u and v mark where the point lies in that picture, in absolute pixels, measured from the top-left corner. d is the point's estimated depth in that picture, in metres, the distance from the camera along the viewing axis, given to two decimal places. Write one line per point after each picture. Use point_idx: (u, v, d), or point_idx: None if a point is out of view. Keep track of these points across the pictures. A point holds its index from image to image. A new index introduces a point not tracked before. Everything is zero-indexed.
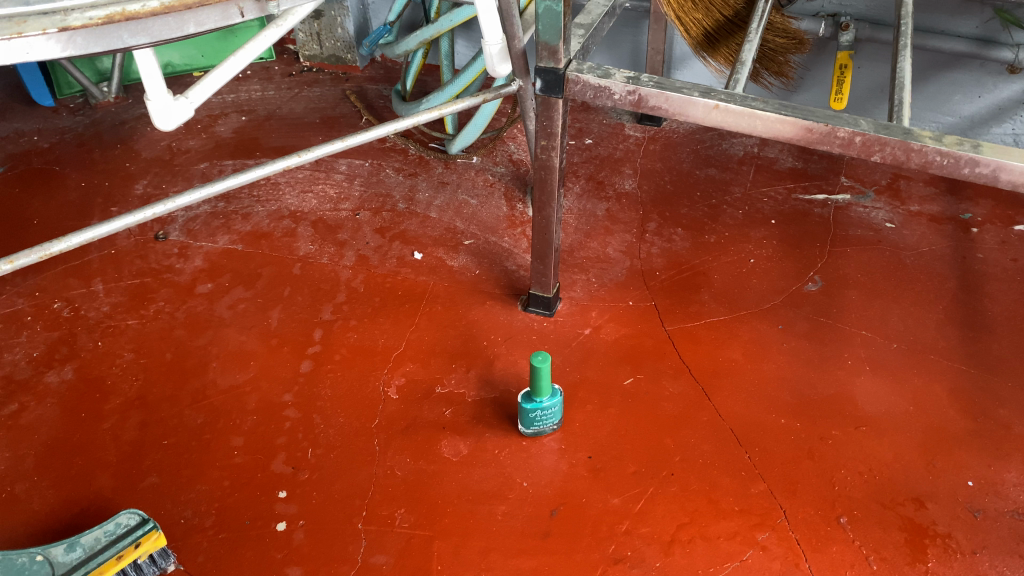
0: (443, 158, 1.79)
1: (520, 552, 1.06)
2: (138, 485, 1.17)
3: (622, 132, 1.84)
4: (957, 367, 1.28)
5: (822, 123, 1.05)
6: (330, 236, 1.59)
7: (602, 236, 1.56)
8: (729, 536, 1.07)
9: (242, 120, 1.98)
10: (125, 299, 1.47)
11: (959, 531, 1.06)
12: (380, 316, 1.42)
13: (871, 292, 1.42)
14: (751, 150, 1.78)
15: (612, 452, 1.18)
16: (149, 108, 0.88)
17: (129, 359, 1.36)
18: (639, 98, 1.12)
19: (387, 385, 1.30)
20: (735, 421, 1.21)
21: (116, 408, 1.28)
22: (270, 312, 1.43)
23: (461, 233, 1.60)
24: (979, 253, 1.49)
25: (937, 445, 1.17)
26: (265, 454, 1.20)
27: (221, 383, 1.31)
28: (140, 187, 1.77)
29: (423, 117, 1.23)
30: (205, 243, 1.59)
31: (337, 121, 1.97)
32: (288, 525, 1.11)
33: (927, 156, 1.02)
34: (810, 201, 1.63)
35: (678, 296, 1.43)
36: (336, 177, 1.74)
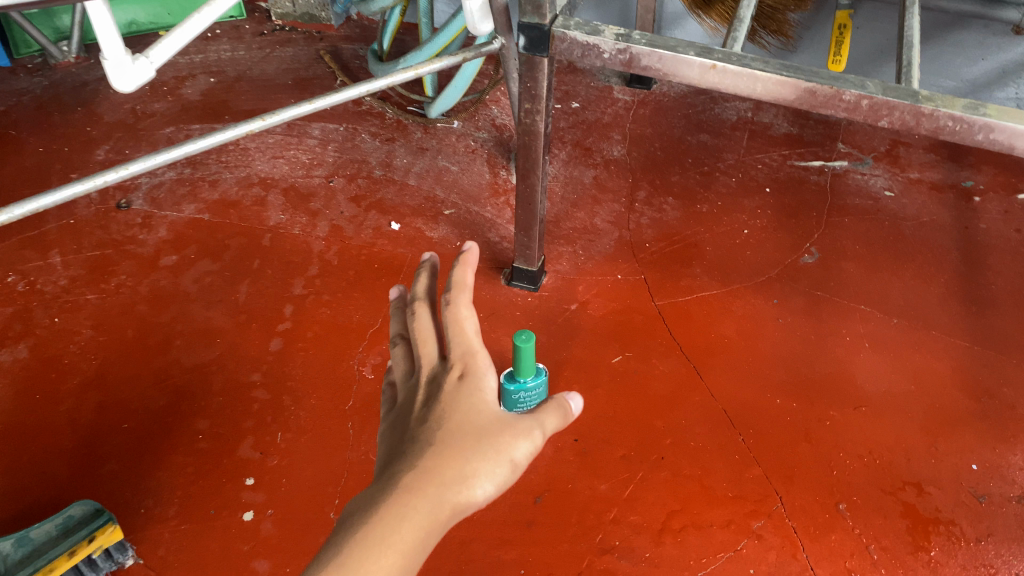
0: (421, 122, 1.70)
1: (502, 543, 1.00)
2: (96, 472, 1.09)
3: (610, 96, 1.76)
4: (960, 345, 1.22)
5: (826, 85, 0.98)
6: (302, 204, 1.51)
7: (590, 205, 1.48)
8: (722, 525, 1.01)
9: (211, 82, 1.88)
10: (85, 272, 1.38)
11: (963, 518, 1.02)
12: (354, 290, 1.34)
13: (870, 265, 1.36)
14: (745, 115, 1.70)
15: (599, 435, 1.11)
16: (105, 66, 0.81)
17: (88, 336, 1.28)
18: (630, 57, 1.04)
19: (362, 364, 1.23)
20: (729, 401, 1.15)
21: (73, 389, 1.20)
22: (239, 286, 1.35)
23: (441, 202, 1.52)
24: (982, 223, 1.43)
25: (940, 426, 1.11)
26: (231, 437, 1.13)
27: (186, 362, 1.24)
28: (101, 153, 1.68)
29: (398, 77, 1.14)
30: (170, 212, 1.50)
31: (311, 83, 1.87)
32: (255, 515, 1.05)
33: (938, 121, 0.95)
34: (806, 168, 1.56)
35: (668, 270, 1.36)
36: (308, 142, 1.65)
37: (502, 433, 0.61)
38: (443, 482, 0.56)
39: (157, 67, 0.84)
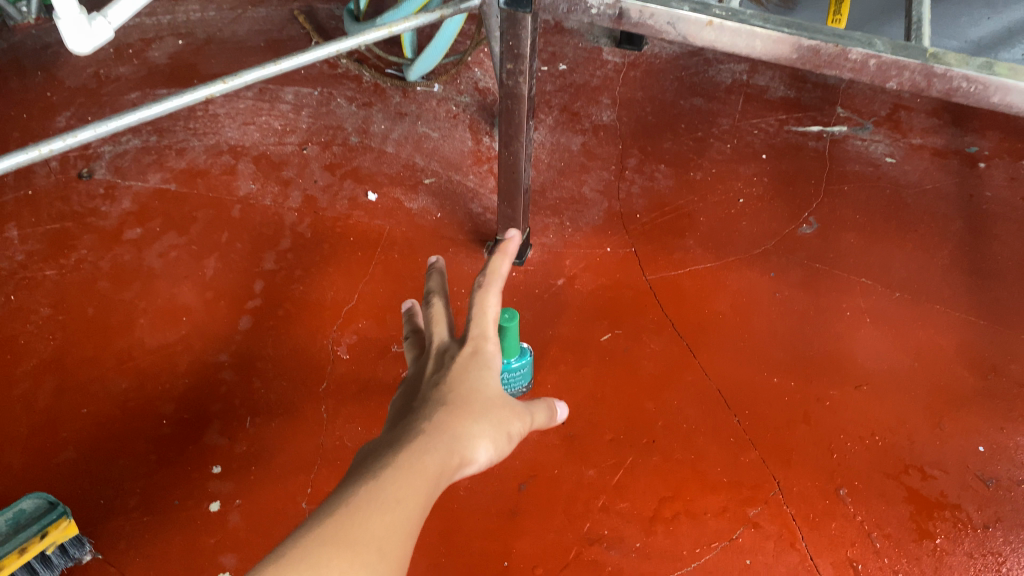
0: (400, 86, 1.61)
1: (484, 534, 0.95)
2: (52, 461, 1.03)
3: (599, 57, 1.67)
4: (965, 319, 1.17)
5: (831, 43, 0.90)
6: (274, 173, 1.43)
7: (577, 173, 1.41)
8: (717, 513, 0.96)
9: (179, 44, 1.79)
10: (43, 246, 1.30)
11: (970, 503, 0.96)
12: (329, 265, 1.27)
13: (871, 235, 1.29)
14: (740, 78, 1.62)
15: (587, 418, 1.05)
16: (58, 26, 0.74)
17: (46, 315, 1.20)
18: (619, 13, 0.96)
19: (336, 344, 1.16)
20: (724, 381, 1.09)
21: (29, 372, 1.13)
22: (206, 261, 1.28)
23: (421, 170, 1.44)
24: (987, 190, 1.37)
25: (945, 406, 1.06)
26: (198, 423, 1.07)
27: (150, 343, 1.17)
28: (62, 120, 1.59)
29: (371, 35, 1.05)
30: (134, 182, 1.42)
31: (284, 45, 1.78)
32: (222, 506, 0.99)
33: (951, 82, 0.88)
34: (804, 133, 1.49)
35: (660, 242, 1.29)
36: (281, 107, 1.56)
37: (505, 407, 0.64)
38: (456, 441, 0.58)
39: (117, 27, 0.77)
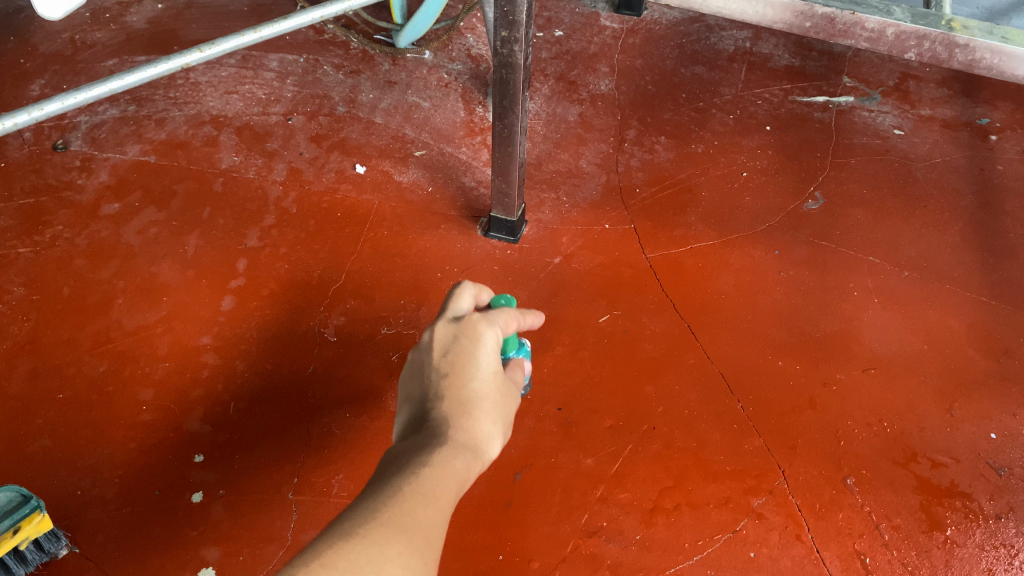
0: (389, 53, 1.55)
1: (477, 525, 0.91)
2: (27, 450, 0.98)
3: (597, 23, 1.61)
4: (976, 299, 1.13)
5: (846, 11, 0.85)
6: (258, 145, 1.37)
7: (574, 145, 1.35)
8: (719, 503, 0.92)
9: (158, 8, 1.71)
10: (16, 222, 1.24)
11: (981, 492, 0.93)
12: (315, 242, 1.22)
13: (879, 211, 1.25)
14: (743, 46, 1.56)
15: (584, 404, 1.01)
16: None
17: (20, 295, 1.15)
18: None
19: (324, 326, 1.11)
20: (727, 364, 1.05)
21: (2, 355, 1.08)
22: (187, 238, 1.23)
23: (411, 142, 1.38)
24: (999, 164, 1.32)
25: (956, 390, 1.02)
26: (179, 409, 1.02)
27: (129, 324, 1.12)
28: (37, 88, 1.52)
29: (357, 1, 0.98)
30: (112, 154, 1.36)
31: (268, 10, 1.71)
32: (205, 496, 0.95)
33: (974, 53, 0.82)
34: (809, 104, 1.44)
35: (660, 217, 1.24)
36: (265, 75, 1.50)
37: (511, 402, 0.66)
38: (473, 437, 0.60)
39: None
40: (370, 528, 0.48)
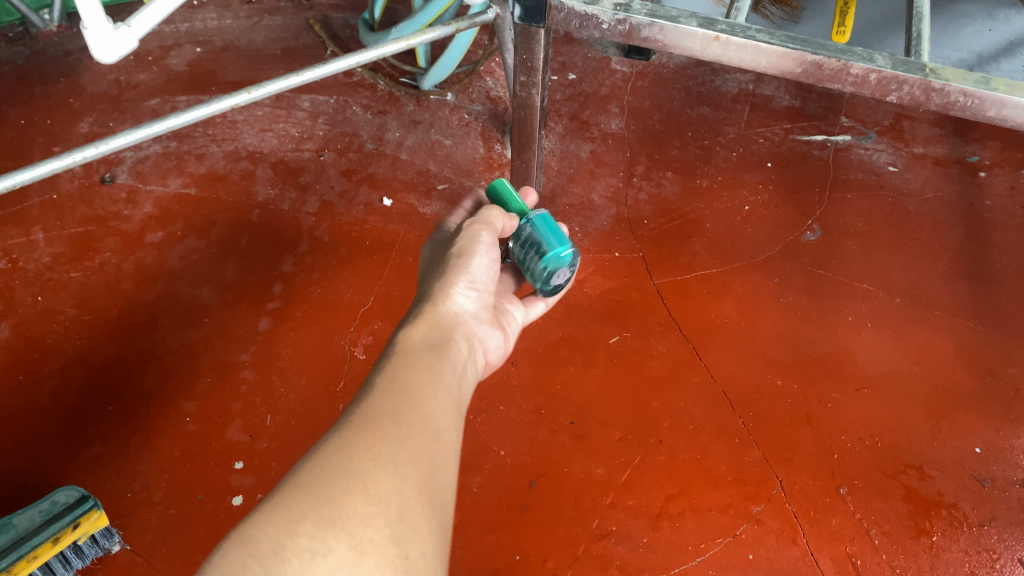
0: (414, 94, 1.65)
1: (496, 528, 0.99)
2: (80, 456, 1.07)
3: (608, 67, 1.71)
4: (964, 324, 1.20)
5: (834, 58, 0.93)
6: (292, 179, 1.47)
7: (587, 180, 1.45)
8: (721, 509, 0.99)
9: (197, 51, 1.83)
10: (68, 249, 1.34)
11: (966, 501, 1.00)
12: (345, 268, 1.31)
13: (874, 242, 1.33)
14: (746, 87, 1.66)
15: (596, 417, 1.09)
16: (84, 37, 0.75)
17: (72, 315, 1.24)
18: (630, 28, 0.99)
19: (353, 344, 1.20)
20: (729, 382, 1.13)
21: (57, 370, 1.16)
22: (226, 264, 1.32)
23: (434, 177, 1.48)
24: (987, 199, 1.40)
25: (944, 407, 1.09)
26: (219, 419, 1.11)
27: (173, 342, 1.20)
28: (85, 126, 1.62)
29: (389, 48, 1.08)
30: (155, 187, 1.46)
31: (300, 54, 1.83)
32: (245, 499, 1.03)
33: (949, 96, 0.91)
34: (808, 142, 1.52)
35: (667, 246, 1.33)
36: (298, 114, 1.61)
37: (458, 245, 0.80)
38: (422, 325, 0.74)
39: (140, 37, 0.79)
40: (334, 442, 0.56)
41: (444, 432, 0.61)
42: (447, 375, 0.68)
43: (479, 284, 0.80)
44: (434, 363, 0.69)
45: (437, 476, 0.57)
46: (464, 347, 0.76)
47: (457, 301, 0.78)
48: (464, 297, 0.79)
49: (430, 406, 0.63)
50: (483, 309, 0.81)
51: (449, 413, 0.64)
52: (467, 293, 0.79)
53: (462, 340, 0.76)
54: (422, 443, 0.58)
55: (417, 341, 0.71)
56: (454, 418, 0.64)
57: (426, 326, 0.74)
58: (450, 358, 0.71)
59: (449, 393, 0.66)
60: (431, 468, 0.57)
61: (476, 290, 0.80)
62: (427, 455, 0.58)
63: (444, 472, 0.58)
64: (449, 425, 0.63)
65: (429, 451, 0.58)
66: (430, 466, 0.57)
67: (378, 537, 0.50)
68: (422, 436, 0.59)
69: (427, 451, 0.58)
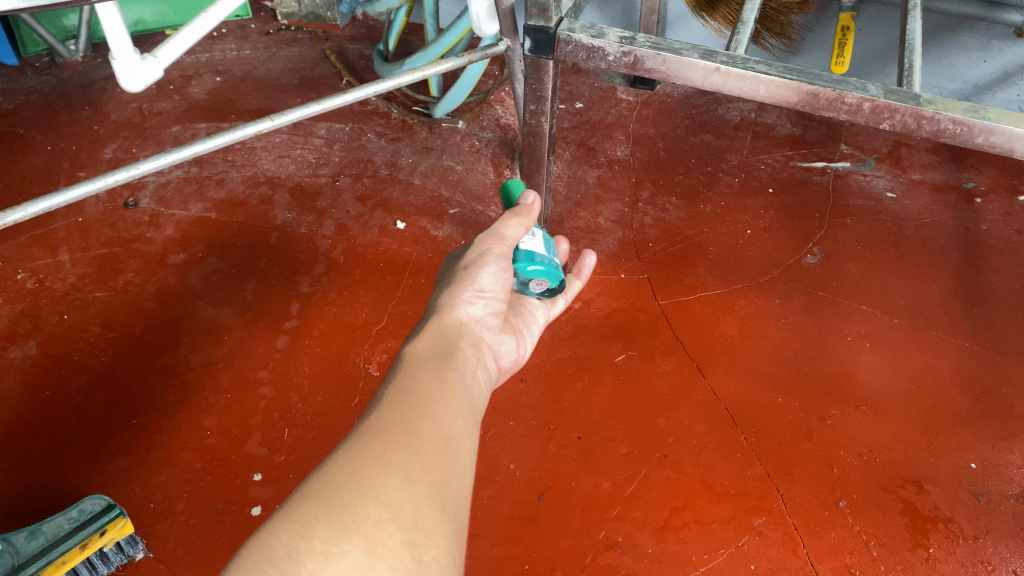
0: (427, 122, 1.72)
1: (505, 539, 1.02)
2: (105, 468, 1.10)
3: (614, 96, 1.77)
4: (960, 344, 1.24)
5: (829, 88, 0.96)
6: (309, 203, 1.52)
7: (593, 205, 1.49)
8: (724, 522, 1.02)
9: (217, 81, 1.89)
10: (92, 270, 1.39)
11: (962, 515, 1.03)
12: (360, 288, 1.36)
13: (872, 265, 1.37)
14: (748, 116, 1.71)
15: (602, 433, 1.13)
16: (112, 67, 0.79)
17: (97, 333, 1.28)
18: (634, 59, 1.04)
19: (368, 362, 1.24)
20: (731, 400, 1.16)
21: (82, 386, 1.21)
22: (245, 284, 1.37)
23: (446, 201, 1.53)
24: (983, 224, 1.44)
25: (940, 425, 1.13)
26: (239, 434, 1.14)
27: (194, 360, 1.25)
28: (109, 151, 1.68)
29: (405, 79, 1.13)
30: (177, 211, 1.51)
31: (316, 83, 1.89)
32: (263, 510, 1.06)
33: (939, 124, 0.94)
34: (809, 169, 1.57)
35: (671, 269, 1.37)
36: (315, 142, 1.67)
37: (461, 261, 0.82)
38: (428, 334, 0.74)
39: (164, 66, 0.83)
40: (344, 451, 0.56)
41: (457, 437, 0.61)
42: (456, 378, 0.68)
43: (486, 292, 0.81)
44: (442, 368, 0.68)
45: (451, 481, 0.56)
46: (474, 352, 0.75)
47: (464, 311, 0.79)
48: (470, 305, 0.80)
49: (441, 411, 0.62)
50: (491, 317, 0.82)
51: (462, 417, 0.63)
52: (473, 301, 0.80)
53: (470, 344, 0.76)
54: (433, 447, 0.58)
55: (422, 349, 0.71)
56: (468, 423, 0.64)
57: (432, 335, 0.74)
58: (457, 360, 0.71)
59: (460, 398, 0.65)
60: (445, 473, 0.56)
61: (483, 297, 0.81)
62: (440, 460, 0.57)
63: (458, 477, 0.57)
64: (462, 429, 0.62)
65: (442, 456, 0.57)
66: (443, 471, 0.56)
67: (391, 543, 0.50)
68: (434, 441, 0.58)
69: (440, 456, 0.57)
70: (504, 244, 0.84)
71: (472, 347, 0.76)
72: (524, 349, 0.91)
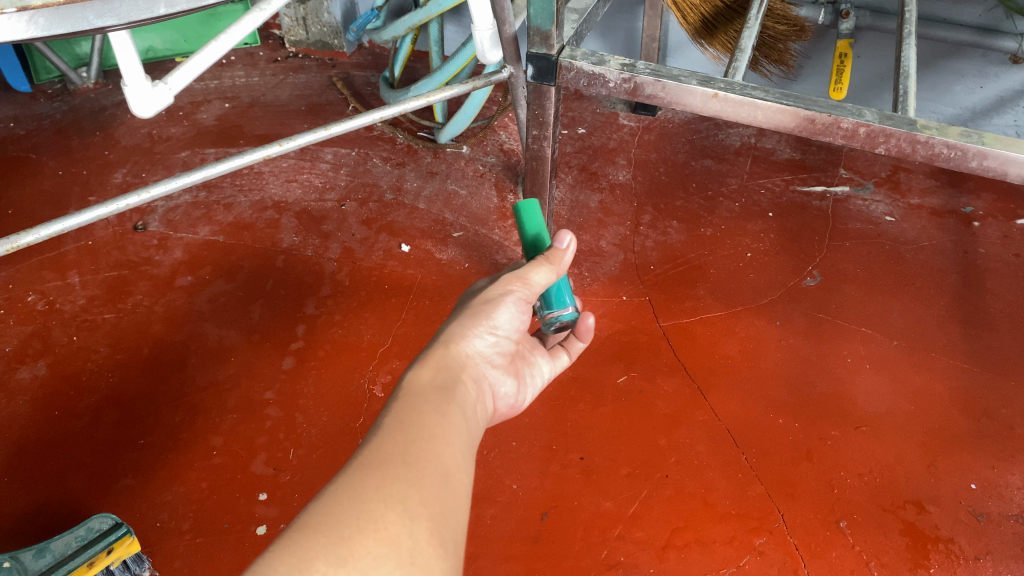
0: (432, 147, 1.74)
1: (508, 558, 1.02)
2: (112, 487, 1.12)
3: (616, 122, 1.80)
4: (959, 366, 1.25)
5: (825, 113, 0.98)
6: (315, 227, 1.54)
7: (595, 228, 1.51)
8: (725, 541, 1.03)
9: (225, 107, 1.93)
10: (102, 292, 1.41)
11: (962, 536, 1.03)
12: (366, 310, 1.38)
13: (871, 288, 1.38)
14: (748, 141, 1.74)
15: (605, 453, 1.14)
16: (124, 93, 0.80)
17: (105, 354, 1.30)
18: (634, 86, 1.06)
19: (372, 383, 1.25)
20: (732, 420, 1.18)
21: (91, 406, 1.22)
22: (252, 306, 1.39)
23: (450, 225, 1.55)
24: (981, 247, 1.46)
25: (940, 446, 1.14)
26: (245, 454, 1.16)
27: (201, 380, 1.26)
28: (119, 175, 1.71)
29: (411, 105, 1.15)
30: (185, 234, 1.53)
31: (323, 109, 1.92)
32: (268, 529, 1.07)
33: (934, 148, 0.95)
34: (808, 193, 1.59)
35: (672, 291, 1.39)
36: (321, 167, 1.70)
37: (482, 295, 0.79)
38: (431, 363, 0.73)
39: (175, 93, 0.84)
40: (343, 481, 0.55)
41: (456, 471, 0.60)
42: (457, 411, 0.67)
43: (498, 330, 0.79)
44: (444, 400, 0.67)
45: (449, 517, 0.56)
46: (474, 388, 0.74)
47: (470, 344, 0.77)
48: (479, 340, 0.78)
49: (442, 443, 0.61)
50: (496, 355, 0.80)
51: (461, 451, 0.63)
52: (483, 338, 0.78)
53: (471, 380, 0.74)
54: (433, 482, 0.57)
55: (424, 378, 0.70)
56: (467, 457, 0.63)
57: (436, 364, 0.73)
58: (458, 394, 0.69)
59: (461, 431, 0.64)
60: (443, 508, 0.56)
61: (494, 335, 0.79)
62: (439, 495, 0.57)
63: (455, 512, 0.57)
64: (462, 464, 0.61)
65: (441, 491, 0.57)
66: (442, 507, 0.56)
67: None
68: (434, 475, 0.58)
69: (439, 491, 0.57)
70: (528, 289, 0.80)
71: (472, 383, 0.74)
72: (525, 393, 0.88)
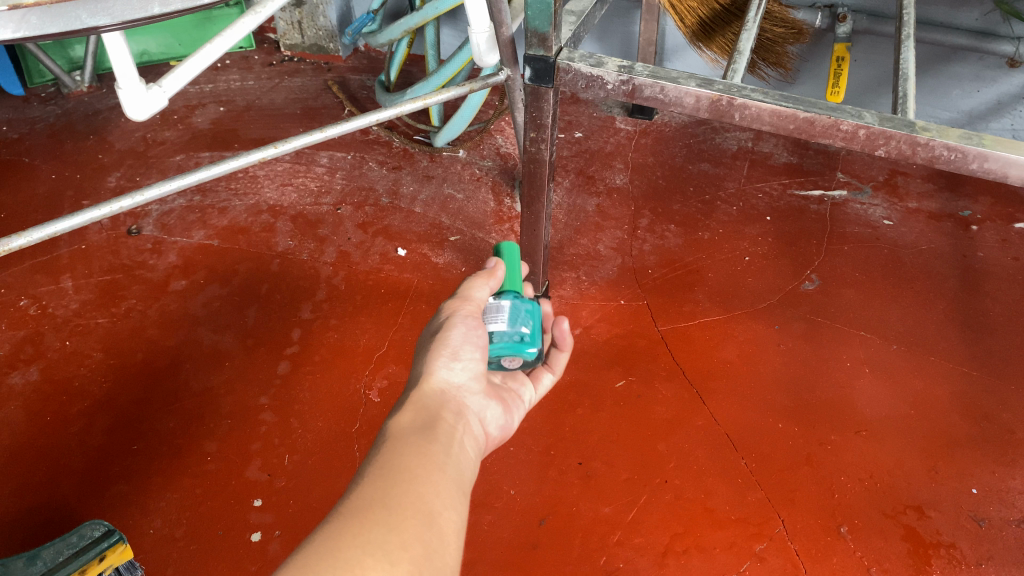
0: (428, 151, 1.74)
1: (505, 565, 1.01)
2: (105, 493, 1.10)
3: (613, 125, 1.80)
4: (959, 370, 1.24)
5: (824, 115, 0.96)
6: (311, 230, 1.54)
7: (593, 232, 1.51)
8: (725, 548, 1.02)
9: (220, 111, 1.92)
10: (95, 296, 1.40)
11: (964, 541, 1.02)
12: (361, 315, 1.37)
13: (871, 292, 1.37)
14: (745, 145, 1.73)
15: (604, 459, 1.13)
16: (118, 96, 0.78)
17: (99, 358, 1.29)
18: (632, 88, 1.05)
19: (368, 388, 1.24)
20: (731, 425, 1.17)
21: (84, 411, 1.21)
22: (247, 311, 1.38)
23: (446, 229, 1.54)
24: (979, 251, 1.45)
25: (941, 451, 1.13)
26: (240, 459, 1.14)
27: (195, 385, 1.25)
28: (113, 180, 1.69)
29: (408, 107, 1.13)
30: (180, 238, 1.52)
31: (319, 112, 1.91)
32: (263, 536, 1.05)
33: (934, 150, 0.93)
34: (806, 197, 1.58)
35: (671, 295, 1.38)
36: (316, 170, 1.69)
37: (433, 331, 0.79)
38: (409, 406, 0.71)
39: (169, 95, 0.82)
40: (321, 531, 0.54)
41: (443, 509, 0.59)
42: (441, 449, 0.65)
43: (463, 356, 0.77)
44: (425, 439, 0.66)
45: (434, 558, 0.55)
46: (456, 420, 0.72)
47: (443, 377, 0.75)
48: (450, 371, 0.76)
49: (425, 483, 0.61)
50: (473, 382, 0.77)
51: (448, 490, 0.61)
52: (451, 367, 0.76)
53: (451, 414, 0.72)
54: (415, 525, 0.56)
55: (403, 421, 0.68)
56: (455, 495, 0.62)
57: (413, 407, 0.71)
58: (439, 432, 0.68)
59: (445, 470, 0.63)
60: (427, 549, 0.55)
61: (463, 362, 0.77)
62: (422, 536, 0.56)
63: (442, 552, 0.56)
64: (449, 503, 0.60)
65: (423, 533, 0.56)
66: (425, 547, 0.55)
67: None
68: (416, 517, 0.57)
69: (421, 534, 0.56)
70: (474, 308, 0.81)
71: (454, 416, 0.72)
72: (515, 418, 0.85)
